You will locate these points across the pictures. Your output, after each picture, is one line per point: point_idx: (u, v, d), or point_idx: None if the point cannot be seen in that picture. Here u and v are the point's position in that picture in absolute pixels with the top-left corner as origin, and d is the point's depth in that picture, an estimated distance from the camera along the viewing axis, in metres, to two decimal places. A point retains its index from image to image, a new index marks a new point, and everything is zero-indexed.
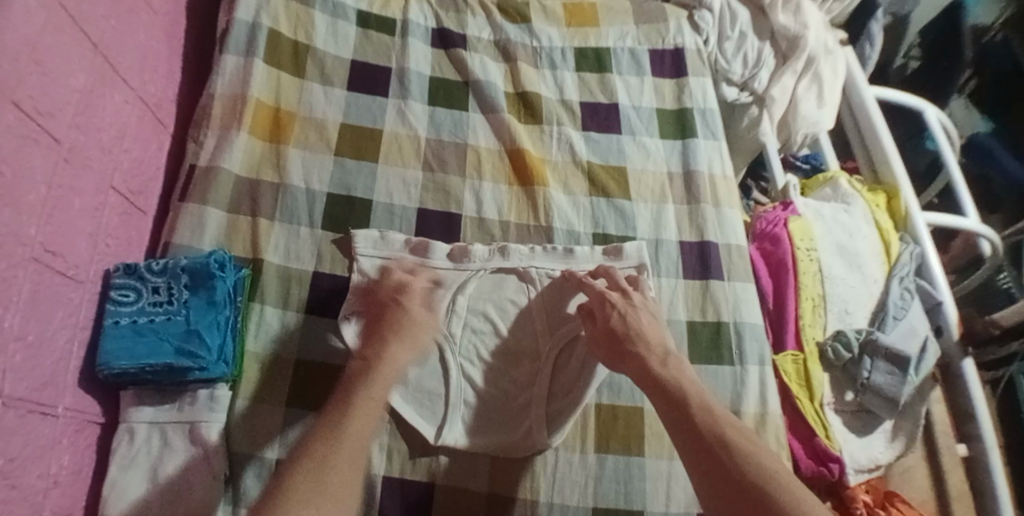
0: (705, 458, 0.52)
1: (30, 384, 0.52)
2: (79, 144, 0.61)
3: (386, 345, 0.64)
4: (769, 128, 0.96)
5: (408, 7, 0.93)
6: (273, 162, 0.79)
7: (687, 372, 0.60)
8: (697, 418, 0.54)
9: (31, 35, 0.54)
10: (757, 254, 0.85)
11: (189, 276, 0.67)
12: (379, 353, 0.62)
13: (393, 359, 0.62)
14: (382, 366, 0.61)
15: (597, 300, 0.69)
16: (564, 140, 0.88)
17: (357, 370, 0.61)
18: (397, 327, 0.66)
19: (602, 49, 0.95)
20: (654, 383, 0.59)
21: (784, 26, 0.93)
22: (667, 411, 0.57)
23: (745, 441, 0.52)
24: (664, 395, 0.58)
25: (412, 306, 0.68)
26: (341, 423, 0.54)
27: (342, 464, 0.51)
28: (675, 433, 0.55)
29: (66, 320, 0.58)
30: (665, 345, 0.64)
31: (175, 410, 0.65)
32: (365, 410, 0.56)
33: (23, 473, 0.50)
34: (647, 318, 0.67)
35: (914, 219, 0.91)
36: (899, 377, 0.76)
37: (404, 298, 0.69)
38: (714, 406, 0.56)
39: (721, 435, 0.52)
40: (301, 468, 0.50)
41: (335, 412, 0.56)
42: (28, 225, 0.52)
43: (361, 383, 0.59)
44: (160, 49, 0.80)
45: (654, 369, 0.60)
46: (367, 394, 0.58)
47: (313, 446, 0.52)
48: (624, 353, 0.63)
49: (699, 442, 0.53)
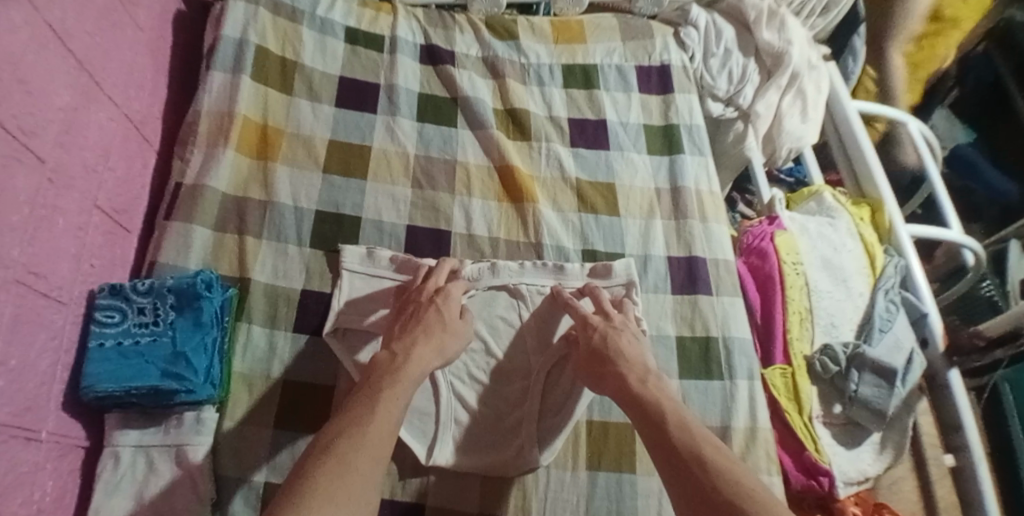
0: (674, 470, 0.51)
1: (13, 409, 0.51)
2: (63, 163, 0.60)
3: (414, 343, 0.63)
4: (754, 143, 0.97)
5: (396, 24, 0.93)
6: (260, 179, 0.79)
7: (666, 390, 0.60)
8: (674, 434, 0.54)
9: (14, 54, 0.53)
10: (745, 269, 0.86)
11: (175, 297, 0.66)
12: (407, 352, 0.62)
13: (420, 358, 0.62)
14: (406, 363, 0.61)
15: (581, 322, 0.70)
16: (553, 156, 0.88)
17: (384, 368, 0.60)
18: (431, 329, 0.65)
19: (590, 66, 0.96)
20: (633, 402, 0.59)
21: (768, 42, 0.95)
22: (650, 426, 0.56)
23: (719, 455, 0.51)
24: (641, 413, 0.58)
25: (448, 311, 0.68)
26: (367, 421, 0.53)
27: (362, 460, 0.49)
28: (655, 453, 0.54)
29: (50, 343, 0.57)
30: (646, 364, 0.64)
31: (160, 432, 0.64)
32: (389, 409, 0.55)
33: (6, 501, 0.49)
34: (628, 339, 0.67)
35: (897, 232, 0.92)
36: (887, 390, 0.77)
37: (443, 301, 0.68)
38: (693, 424, 0.55)
39: (689, 448, 0.52)
40: (321, 466, 0.48)
41: (362, 407, 0.55)
42: (11, 247, 0.52)
43: (388, 380, 0.58)
44: (145, 66, 0.79)
45: (631, 387, 0.60)
46: (392, 394, 0.57)
47: (337, 443, 0.51)
48: (602, 376, 0.64)
49: (677, 459, 0.52)
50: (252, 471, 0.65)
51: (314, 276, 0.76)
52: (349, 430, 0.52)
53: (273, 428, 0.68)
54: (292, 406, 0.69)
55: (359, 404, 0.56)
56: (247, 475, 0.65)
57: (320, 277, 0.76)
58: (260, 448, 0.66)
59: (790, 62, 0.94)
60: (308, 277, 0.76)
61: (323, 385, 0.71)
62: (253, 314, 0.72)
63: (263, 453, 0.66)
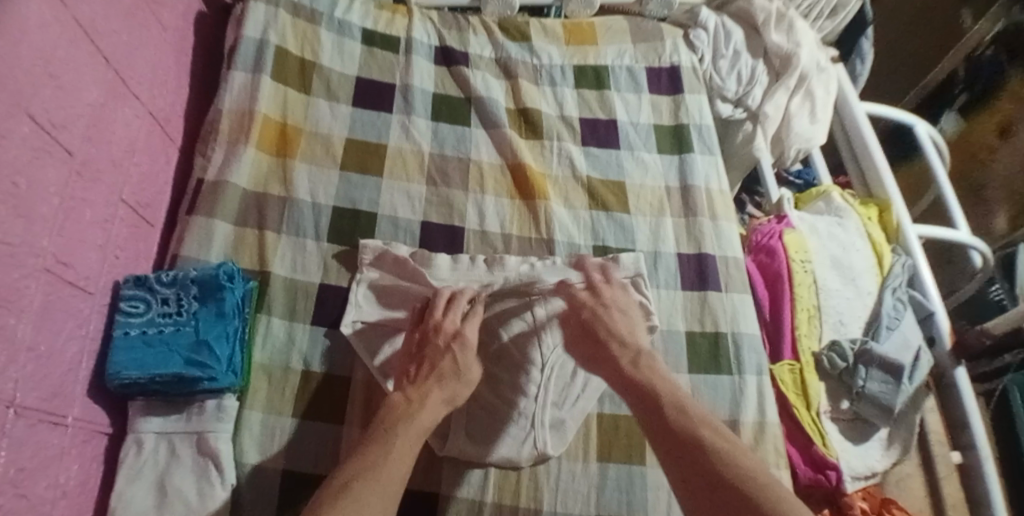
0: (674, 451, 0.52)
1: (41, 394, 0.52)
2: (90, 157, 0.62)
3: (428, 392, 0.61)
4: (763, 144, 0.98)
5: (411, 26, 0.96)
6: (279, 176, 0.81)
7: (660, 369, 0.61)
8: (672, 416, 0.55)
9: (46, 51, 0.55)
10: (753, 266, 0.88)
11: (198, 288, 0.68)
12: (422, 399, 0.60)
13: (434, 407, 0.60)
14: (420, 409, 0.59)
15: (574, 299, 0.69)
16: (565, 155, 0.90)
17: (395, 411, 0.58)
18: (446, 377, 0.62)
19: (601, 67, 0.98)
20: (631, 384, 0.60)
21: (777, 44, 0.97)
22: (647, 406, 0.57)
23: (715, 434, 0.52)
24: (638, 396, 0.58)
25: (467, 358, 0.64)
26: (381, 465, 0.52)
27: (376, 506, 0.48)
28: (652, 431, 0.55)
29: (76, 331, 0.59)
30: (641, 344, 0.64)
31: (182, 420, 0.66)
32: (402, 457, 0.54)
33: (33, 483, 0.51)
34: (617, 315, 0.67)
35: (905, 232, 0.93)
36: (894, 386, 0.77)
37: (461, 347, 0.65)
38: (689, 403, 0.56)
39: (686, 427, 0.53)
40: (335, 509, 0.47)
41: (376, 452, 0.53)
42: (41, 237, 0.53)
43: (401, 426, 0.56)
44: (168, 65, 0.82)
45: (626, 369, 0.61)
46: (405, 442, 0.55)
47: (354, 485, 0.49)
48: (596, 358, 0.64)
49: (676, 440, 0.53)
50: (272, 459, 0.67)
51: (332, 271, 0.78)
52: (364, 474, 0.50)
53: (291, 417, 0.69)
54: (310, 397, 0.71)
55: (372, 446, 0.54)
56: (266, 462, 0.67)
57: (337, 272, 0.78)
58: (279, 437, 0.68)
59: (799, 64, 0.95)
60: (326, 272, 0.77)
61: (341, 377, 0.73)
62: (272, 306, 0.74)
63: (282, 442, 0.68)
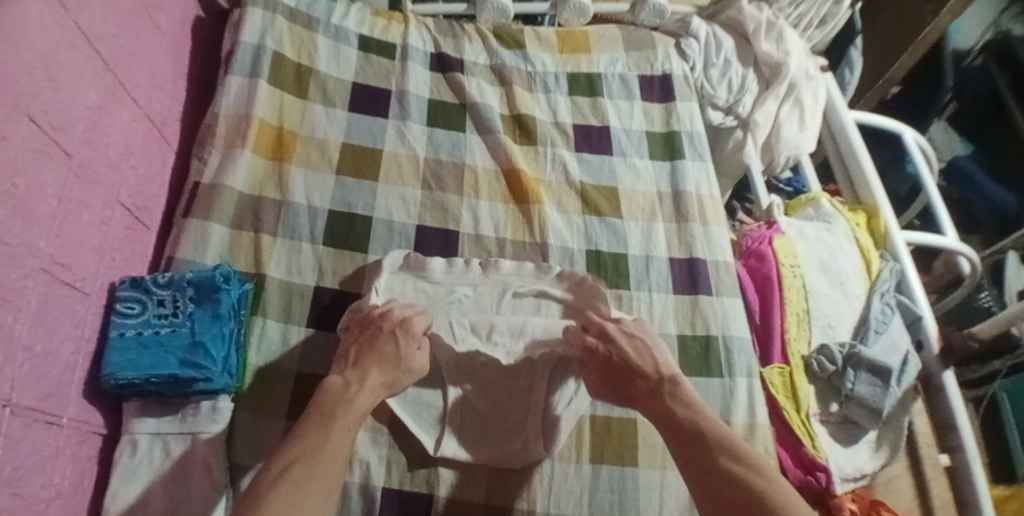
0: (709, 489, 0.52)
1: (37, 393, 0.53)
2: (88, 159, 0.63)
3: (368, 373, 0.63)
4: (753, 151, 0.99)
5: (407, 33, 0.97)
6: (276, 180, 0.81)
7: (686, 395, 0.61)
8: (700, 449, 0.55)
9: (46, 52, 0.56)
10: (744, 271, 0.89)
11: (195, 289, 0.68)
12: (362, 381, 0.62)
13: (373, 390, 0.62)
14: (359, 392, 0.61)
15: (597, 331, 0.68)
16: (558, 161, 0.91)
17: (334, 392, 0.60)
18: (385, 360, 0.64)
19: (594, 75, 0.99)
20: (665, 420, 0.59)
21: (767, 53, 0.98)
22: (681, 443, 0.56)
23: (747, 469, 0.52)
24: (674, 433, 0.57)
25: (404, 342, 0.66)
26: (322, 447, 0.54)
27: (316, 489, 0.51)
28: (690, 470, 0.54)
29: (73, 332, 0.59)
30: (665, 373, 0.63)
31: (177, 421, 0.66)
32: (342, 438, 0.56)
33: (28, 482, 0.51)
34: (633, 345, 0.66)
35: (893, 238, 0.95)
36: (882, 389, 0.78)
37: (401, 333, 0.67)
38: (717, 433, 0.56)
39: (714, 463, 0.53)
40: (274, 494, 0.49)
41: (317, 435, 0.55)
42: (39, 238, 0.54)
43: (340, 407, 0.59)
44: (166, 69, 0.82)
45: (658, 404, 0.60)
46: (344, 424, 0.57)
47: (292, 470, 0.51)
48: (627, 392, 0.64)
49: (709, 478, 0.52)
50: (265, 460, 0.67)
51: (327, 273, 0.78)
52: (302, 458, 0.52)
53: (286, 419, 0.70)
54: (304, 399, 0.71)
55: (314, 429, 0.56)
56: (259, 464, 0.67)
57: (332, 274, 0.78)
58: (272, 439, 0.68)
59: (788, 72, 0.97)
60: (321, 274, 0.78)
61: None
62: (267, 309, 0.74)
63: (276, 444, 0.68)
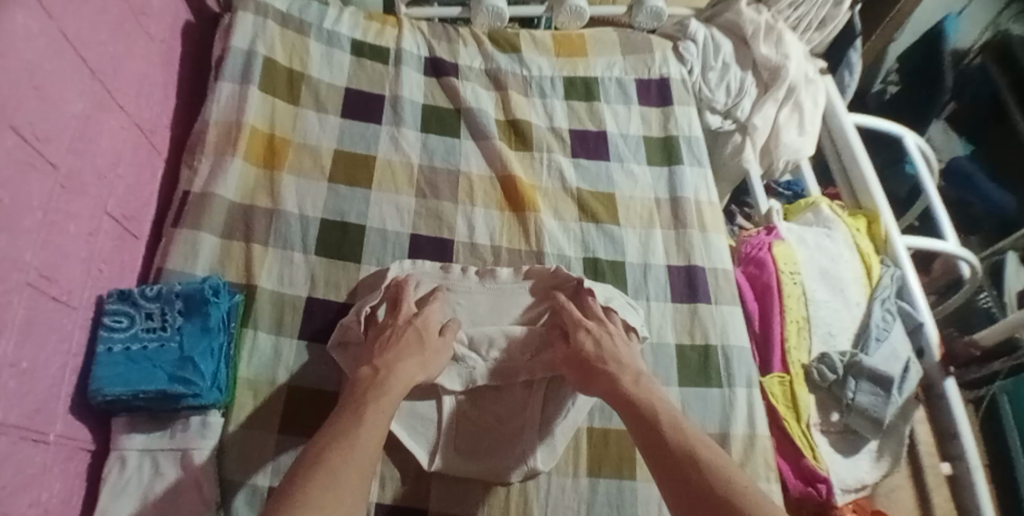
0: (667, 467, 0.52)
1: (23, 411, 0.51)
2: (75, 169, 0.61)
3: (398, 360, 0.64)
4: (752, 155, 0.99)
5: (401, 37, 0.95)
6: (267, 188, 0.80)
7: (658, 392, 0.62)
8: (667, 432, 0.55)
9: (31, 62, 0.55)
10: (743, 278, 0.88)
11: (183, 302, 0.67)
12: (391, 366, 0.62)
13: (404, 373, 0.62)
14: (391, 379, 0.61)
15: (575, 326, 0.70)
16: (555, 167, 0.90)
17: (367, 380, 0.61)
18: (409, 347, 0.65)
19: (591, 79, 0.98)
20: (625, 402, 0.60)
21: (765, 56, 0.97)
22: (643, 426, 0.57)
23: (709, 452, 0.52)
24: (634, 414, 0.59)
25: (427, 330, 0.68)
26: (354, 430, 0.54)
27: (351, 468, 0.50)
28: (647, 447, 0.56)
29: (59, 347, 0.58)
30: (638, 367, 0.65)
31: (166, 437, 0.64)
32: (376, 420, 0.56)
33: (13, 502, 0.50)
34: (621, 344, 0.68)
35: (893, 243, 0.94)
36: (884, 398, 0.77)
37: (419, 322, 0.69)
38: (685, 424, 0.56)
39: (680, 446, 0.53)
40: (312, 473, 0.48)
41: (349, 419, 0.55)
42: (24, 251, 0.53)
43: (372, 393, 0.59)
44: (155, 75, 0.81)
45: (626, 388, 0.62)
46: (377, 407, 0.57)
47: (327, 454, 0.50)
48: (597, 381, 0.64)
49: (669, 458, 0.53)
50: (256, 475, 0.66)
51: (320, 283, 0.77)
52: (336, 443, 0.52)
53: (277, 432, 0.68)
54: (295, 413, 0.70)
55: (345, 416, 0.56)
56: (251, 479, 0.65)
57: (325, 285, 0.77)
58: (264, 453, 0.67)
59: (787, 76, 0.96)
60: (313, 285, 0.77)
61: (328, 392, 0.72)
62: (259, 320, 0.73)
63: (268, 458, 0.67)
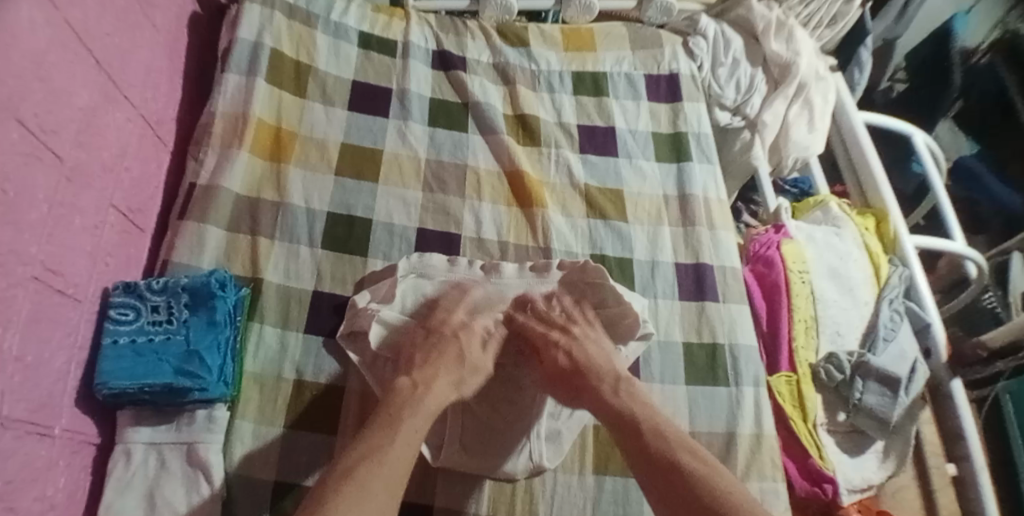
0: (652, 474, 0.54)
1: (28, 405, 0.51)
2: (80, 162, 0.61)
3: (436, 375, 0.62)
4: (761, 152, 0.98)
5: (409, 30, 0.95)
6: (274, 182, 0.80)
7: (639, 395, 0.62)
8: (649, 442, 0.56)
9: (36, 52, 0.54)
10: (751, 277, 0.87)
11: (189, 296, 0.66)
12: (429, 384, 0.61)
13: (441, 391, 0.61)
14: (428, 395, 0.60)
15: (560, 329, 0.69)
16: (563, 162, 0.89)
17: (406, 393, 0.60)
18: (446, 358, 0.64)
19: (600, 74, 0.97)
20: (613, 414, 0.60)
21: (776, 53, 0.96)
22: (624, 434, 0.58)
23: (701, 465, 0.53)
24: (617, 423, 0.59)
25: (461, 337, 0.67)
26: (387, 447, 0.53)
27: (380, 490, 0.49)
28: (632, 459, 0.56)
29: (65, 341, 0.58)
30: (616, 371, 0.65)
31: (172, 430, 0.64)
32: (408, 440, 0.55)
33: (20, 496, 0.50)
34: (597, 347, 0.68)
35: (902, 242, 0.93)
36: (890, 398, 0.78)
37: (454, 330, 0.67)
38: (666, 428, 0.57)
39: (667, 454, 0.55)
40: (341, 491, 0.48)
41: (383, 436, 0.54)
42: (29, 244, 0.52)
43: (408, 409, 0.58)
44: (161, 67, 0.80)
45: (607, 398, 0.62)
46: (413, 426, 0.56)
47: (357, 470, 0.50)
48: (579, 389, 0.65)
49: (654, 466, 0.54)
50: (264, 471, 0.66)
51: (326, 278, 0.77)
52: (370, 457, 0.52)
53: (283, 427, 0.68)
54: (302, 407, 0.70)
55: (381, 429, 0.55)
56: (258, 475, 0.65)
57: (332, 279, 0.77)
58: (270, 447, 0.67)
59: (797, 72, 0.95)
60: (320, 279, 0.76)
61: (332, 387, 0.72)
62: (265, 315, 0.73)
63: (274, 454, 0.67)
